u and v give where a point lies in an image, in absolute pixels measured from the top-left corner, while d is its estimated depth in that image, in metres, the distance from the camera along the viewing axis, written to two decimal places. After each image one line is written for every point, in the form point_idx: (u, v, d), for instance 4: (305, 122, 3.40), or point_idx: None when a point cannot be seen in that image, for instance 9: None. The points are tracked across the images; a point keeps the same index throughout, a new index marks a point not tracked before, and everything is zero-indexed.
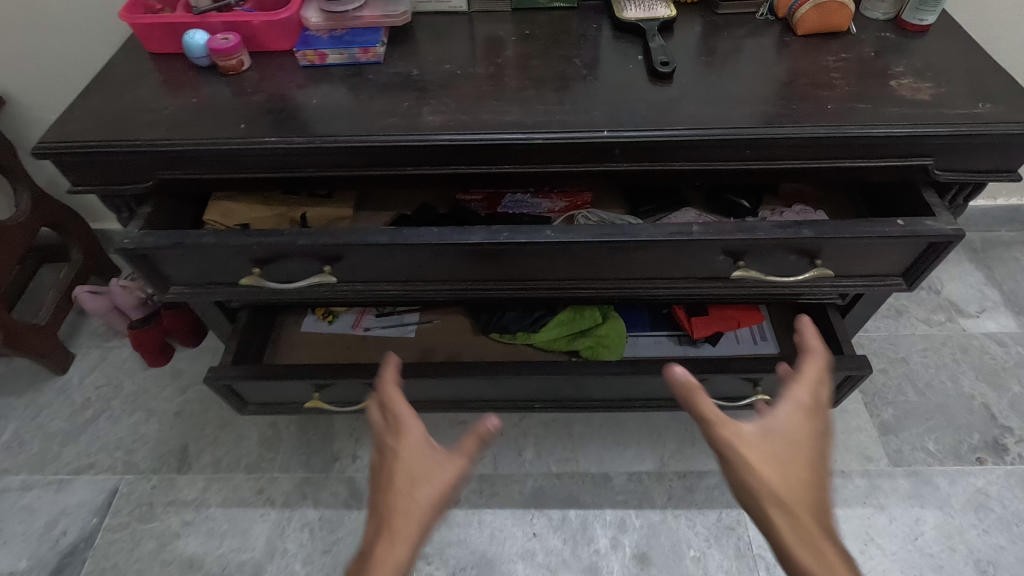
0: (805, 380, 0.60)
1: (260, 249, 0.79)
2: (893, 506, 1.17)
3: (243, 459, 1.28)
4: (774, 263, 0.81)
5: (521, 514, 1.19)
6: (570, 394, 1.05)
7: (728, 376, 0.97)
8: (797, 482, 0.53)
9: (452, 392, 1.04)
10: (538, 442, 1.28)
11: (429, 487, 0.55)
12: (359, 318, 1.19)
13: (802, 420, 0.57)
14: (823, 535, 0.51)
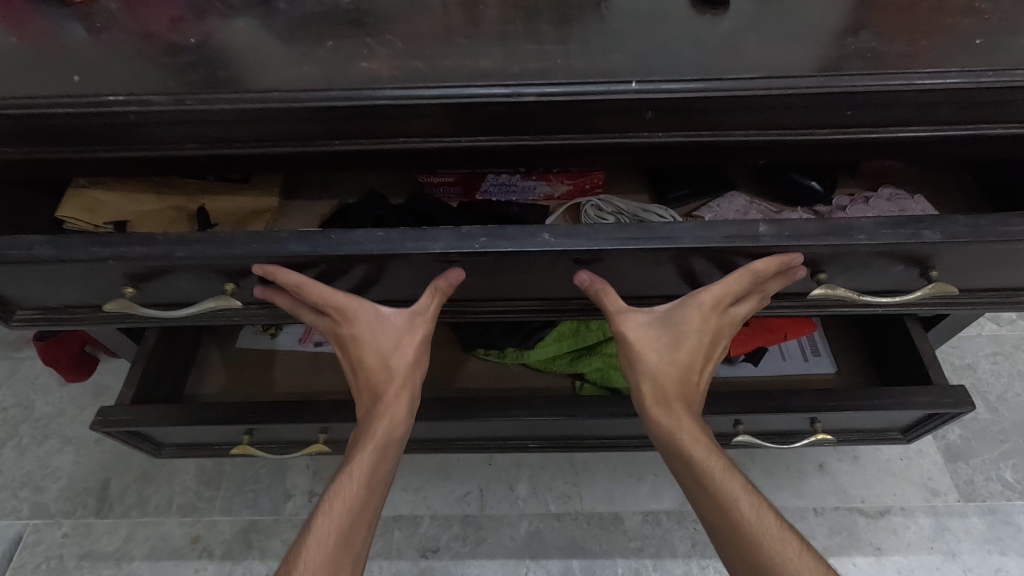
0: (722, 287, 0.54)
1: (120, 265, 0.54)
2: (967, 553, 0.96)
3: (176, 498, 1.06)
4: (866, 273, 0.57)
5: (513, 567, 0.97)
6: (574, 432, 0.82)
7: (781, 413, 0.74)
8: (677, 364, 0.57)
9: (421, 431, 0.81)
10: (533, 473, 1.05)
11: (402, 354, 0.58)
12: (308, 330, 0.93)
13: (704, 319, 0.55)
14: (685, 406, 0.57)
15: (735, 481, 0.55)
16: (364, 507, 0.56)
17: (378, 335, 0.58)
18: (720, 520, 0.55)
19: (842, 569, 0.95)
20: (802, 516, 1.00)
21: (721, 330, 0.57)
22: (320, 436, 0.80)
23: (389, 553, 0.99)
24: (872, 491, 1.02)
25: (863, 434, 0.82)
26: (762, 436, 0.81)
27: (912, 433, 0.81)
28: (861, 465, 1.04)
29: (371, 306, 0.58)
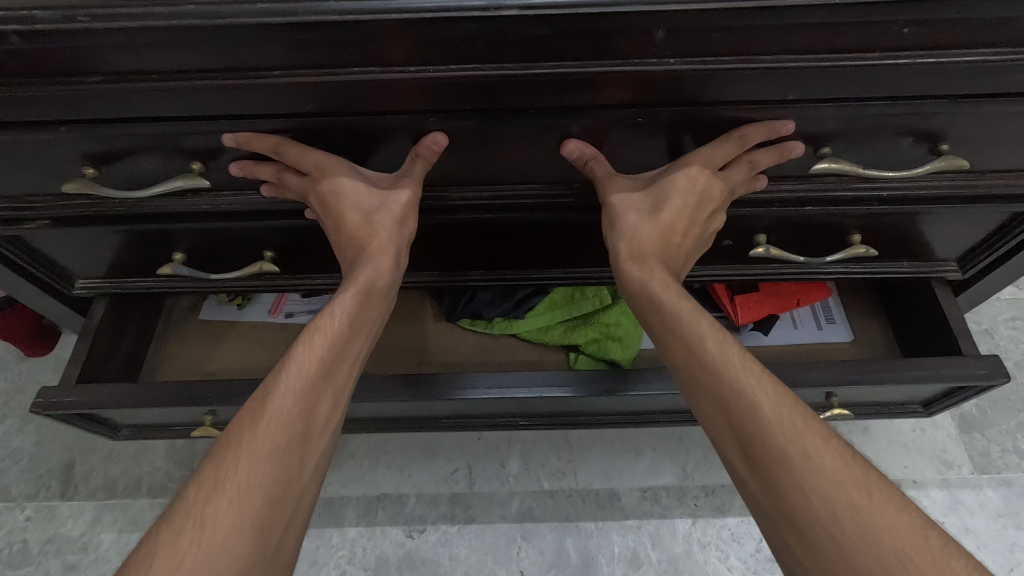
0: (710, 151, 0.50)
1: (74, 133, 0.50)
2: (980, 527, 0.91)
3: (145, 478, 0.99)
4: (874, 149, 0.53)
5: (505, 546, 0.92)
6: (569, 409, 0.75)
7: (795, 388, 0.67)
8: (661, 231, 0.51)
9: (400, 409, 0.74)
10: (525, 450, 0.99)
11: (388, 215, 0.52)
12: (278, 300, 0.88)
13: (691, 182, 0.51)
14: (662, 263, 0.51)
15: (701, 318, 0.47)
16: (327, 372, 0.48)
17: (363, 197, 0.52)
18: (691, 366, 0.46)
19: None
20: None
21: (709, 203, 0.52)
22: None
23: (373, 534, 0.94)
24: (882, 464, 0.97)
25: (882, 408, 0.76)
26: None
27: (933, 406, 0.74)
28: (871, 437, 0.99)
29: (352, 168, 0.52)
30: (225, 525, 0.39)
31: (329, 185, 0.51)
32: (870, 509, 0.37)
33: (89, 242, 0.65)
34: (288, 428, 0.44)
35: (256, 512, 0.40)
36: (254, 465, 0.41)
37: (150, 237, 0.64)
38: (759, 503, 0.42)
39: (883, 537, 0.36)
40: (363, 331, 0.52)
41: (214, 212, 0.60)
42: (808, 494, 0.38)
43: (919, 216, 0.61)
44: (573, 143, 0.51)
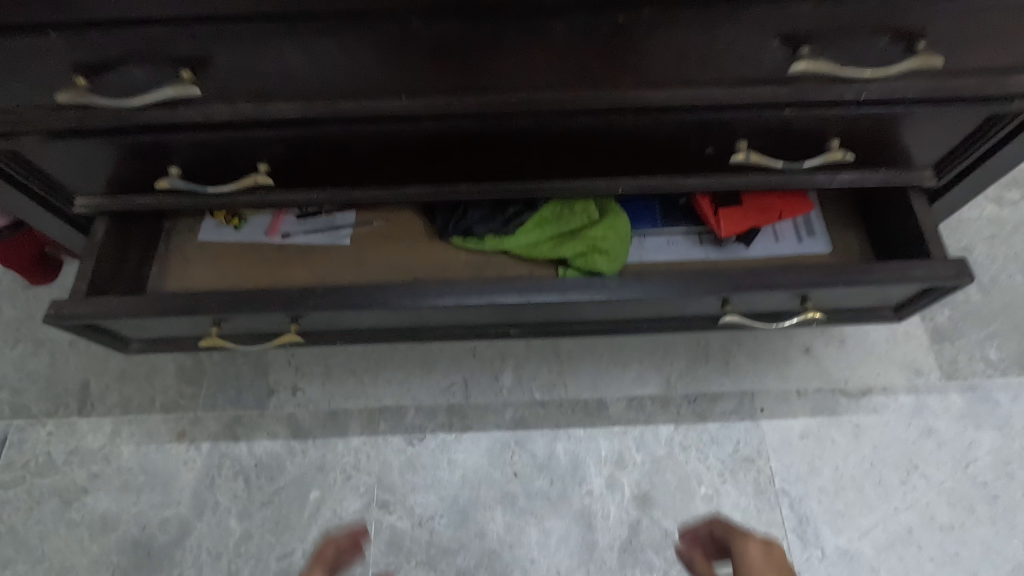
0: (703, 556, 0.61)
1: (64, 40, 0.51)
2: (942, 428, 0.98)
3: (158, 396, 1.05)
4: (851, 49, 0.54)
5: (499, 451, 0.98)
6: (557, 317, 0.79)
7: (771, 292, 0.71)
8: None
9: (397, 320, 0.78)
10: (518, 365, 1.04)
11: None
12: (275, 221, 0.90)
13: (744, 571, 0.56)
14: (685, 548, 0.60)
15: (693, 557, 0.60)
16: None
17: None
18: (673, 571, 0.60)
19: (820, 445, 0.97)
20: (785, 399, 1.01)
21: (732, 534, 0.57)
22: (291, 326, 0.77)
23: (376, 442, 1.00)
24: (855, 372, 1.02)
25: (854, 314, 0.80)
26: (752, 319, 0.78)
27: (903, 311, 0.78)
28: (846, 348, 1.04)
29: None
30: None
31: None
32: None
33: (86, 157, 0.66)
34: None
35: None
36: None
37: (145, 151, 0.65)
38: None
39: None
40: None
41: (205, 122, 0.61)
42: None
43: (897, 119, 0.63)
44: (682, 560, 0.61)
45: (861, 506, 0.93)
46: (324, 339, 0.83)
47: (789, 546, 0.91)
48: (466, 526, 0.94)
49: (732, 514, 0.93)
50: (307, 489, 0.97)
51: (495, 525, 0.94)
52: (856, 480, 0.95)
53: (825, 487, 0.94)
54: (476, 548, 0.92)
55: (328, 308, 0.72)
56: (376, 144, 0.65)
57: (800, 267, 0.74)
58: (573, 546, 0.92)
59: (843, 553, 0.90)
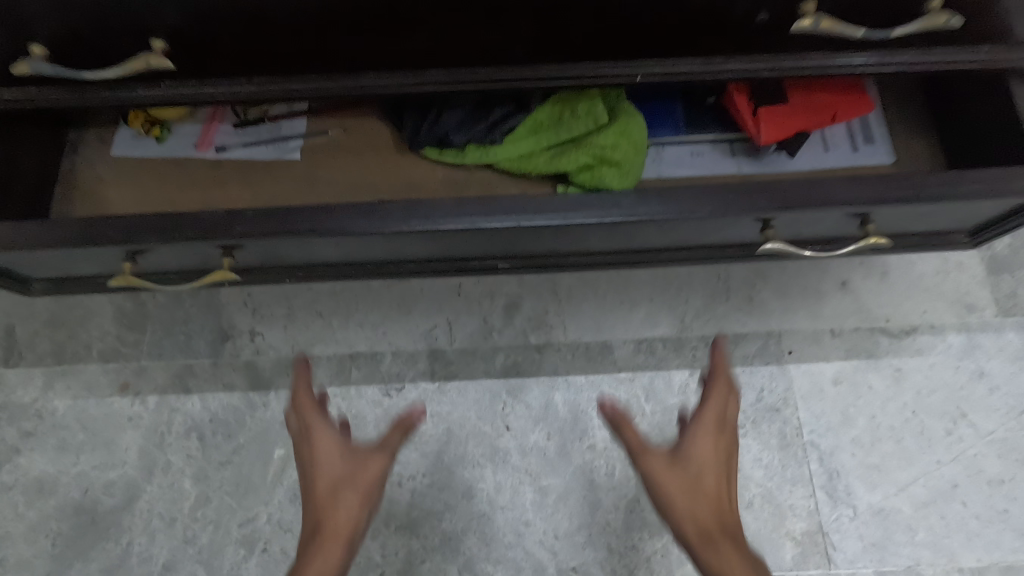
0: (715, 395, 0.59)
1: None
2: (996, 371, 0.85)
3: (95, 343, 0.91)
4: None
5: (489, 402, 0.86)
6: (556, 246, 0.64)
7: (827, 212, 0.56)
8: (699, 491, 0.53)
9: (357, 251, 0.63)
10: (510, 304, 0.90)
11: (352, 488, 0.60)
12: (207, 130, 0.73)
13: (714, 441, 0.56)
14: (730, 542, 0.51)
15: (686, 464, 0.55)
16: (316, 407, 0.65)
17: (336, 465, 0.61)
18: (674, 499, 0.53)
19: (855, 392, 0.85)
20: (817, 339, 0.88)
21: (719, 432, 0.57)
22: (223, 261, 0.62)
23: (348, 393, 0.87)
24: (898, 308, 0.89)
25: (922, 239, 0.65)
26: (797, 246, 0.64)
27: (983, 235, 0.63)
28: (889, 281, 0.90)
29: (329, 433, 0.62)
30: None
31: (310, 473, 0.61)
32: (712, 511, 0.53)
33: None
34: (301, 548, 0.56)
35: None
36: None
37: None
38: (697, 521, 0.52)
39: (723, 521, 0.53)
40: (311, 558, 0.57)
41: None
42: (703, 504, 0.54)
43: None
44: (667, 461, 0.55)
45: (899, 459, 0.82)
46: (272, 275, 0.69)
47: (817, 504, 0.81)
48: (452, 485, 0.83)
49: (753, 470, 0.82)
50: (271, 447, 0.85)
51: (485, 485, 0.83)
52: (896, 431, 0.83)
53: (859, 440, 0.83)
54: (463, 510, 0.82)
55: (262, 237, 0.56)
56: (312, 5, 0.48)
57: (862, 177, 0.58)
58: (573, 507, 0.81)
59: (877, 512, 0.80)
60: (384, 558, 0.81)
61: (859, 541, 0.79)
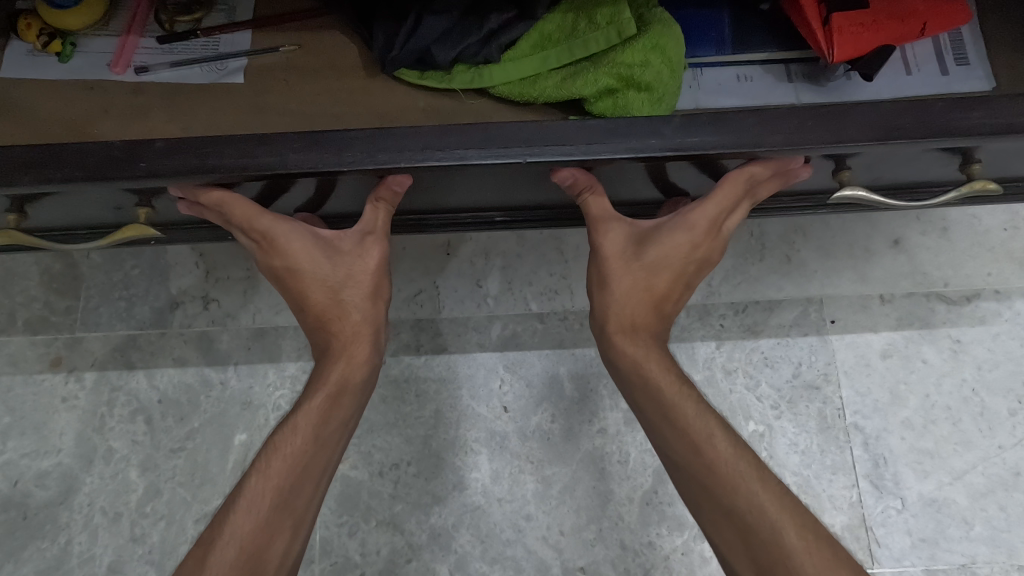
0: (716, 202, 0.48)
1: None
2: None
3: (19, 311, 0.77)
4: None
5: (483, 378, 0.74)
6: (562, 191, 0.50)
7: (925, 150, 0.43)
8: (646, 291, 0.52)
9: (310, 196, 0.49)
10: (508, 266, 0.77)
11: (355, 290, 0.53)
12: (124, 46, 0.58)
13: (691, 241, 0.51)
14: (654, 337, 0.53)
15: (684, 395, 0.50)
16: (257, 211, 0.48)
17: (322, 265, 0.52)
18: (639, 394, 0.52)
19: (906, 367, 0.74)
20: (863, 306, 0.76)
21: (697, 252, 0.53)
22: (138, 213, 0.49)
23: None
24: (958, 270, 0.76)
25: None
26: (874, 192, 0.50)
27: None
28: (950, 239, 0.77)
29: (306, 231, 0.51)
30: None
31: (288, 263, 0.52)
32: (684, 418, 0.49)
33: None
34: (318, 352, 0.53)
35: (322, 453, 0.50)
36: (274, 472, 0.48)
37: None
38: (689, 478, 0.48)
39: (709, 470, 0.47)
40: (338, 436, 0.52)
41: None
42: (701, 455, 0.48)
43: None
44: (615, 236, 0.51)
45: (955, 443, 0.71)
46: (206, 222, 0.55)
47: (860, 495, 0.71)
48: (442, 475, 0.72)
49: (788, 457, 0.72)
50: (231, 431, 0.73)
51: (480, 474, 0.71)
52: (952, 412, 0.72)
53: (910, 421, 0.72)
54: (455, 503, 0.71)
55: (176, 179, 0.42)
56: None
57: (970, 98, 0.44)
58: (581, 499, 0.71)
59: (928, 504, 0.70)
60: (364, 557, 0.70)
61: (907, 536, 0.70)
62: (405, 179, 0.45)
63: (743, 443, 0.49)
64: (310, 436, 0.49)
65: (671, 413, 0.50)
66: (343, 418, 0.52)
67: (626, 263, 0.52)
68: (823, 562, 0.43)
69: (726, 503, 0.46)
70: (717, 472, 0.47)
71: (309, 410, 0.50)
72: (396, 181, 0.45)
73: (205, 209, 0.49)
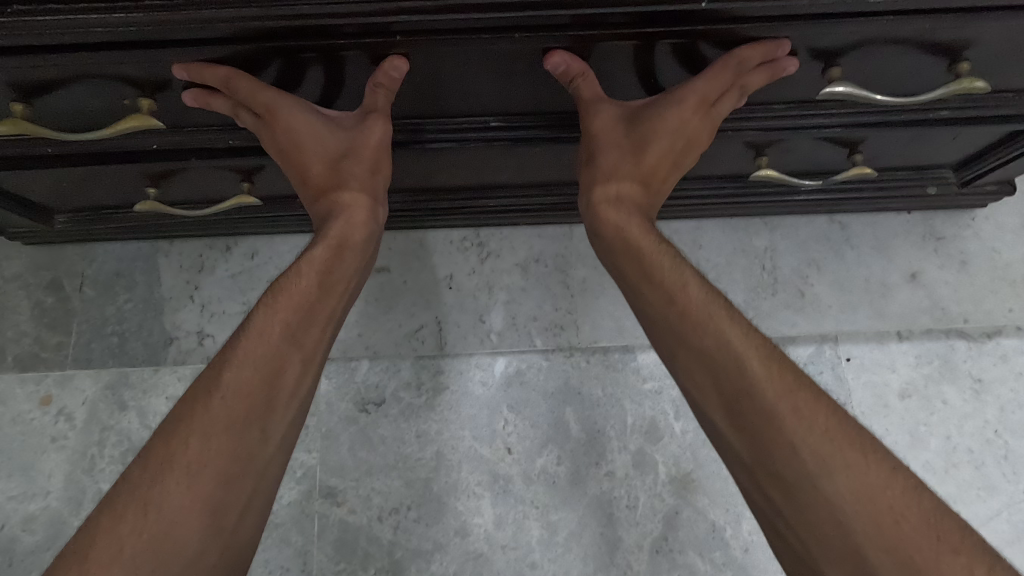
0: (709, 83, 0.45)
1: None
2: None
3: (10, 347, 0.75)
4: None
5: (486, 418, 0.72)
6: (569, 99, 0.51)
7: (911, 32, 0.43)
8: (636, 167, 0.49)
9: (321, 86, 0.48)
10: (512, 299, 0.75)
11: (355, 161, 0.50)
12: None
13: (682, 121, 0.47)
14: (641, 211, 0.49)
15: (681, 271, 0.45)
16: (251, 84, 0.45)
17: (318, 133, 0.48)
18: (624, 260, 0.47)
19: (927, 407, 0.71)
20: (880, 343, 0.73)
21: (694, 140, 0.49)
22: (141, 104, 0.48)
23: (317, 408, 0.72)
24: (979, 306, 0.74)
25: (1017, 97, 0.52)
26: (865, 89, 0.50)
27: None
28: (969, 273, 0.75)
29: (303, 103, 0.48)
30: (175, 513, 0.38)
31: (279, 132, 0.48)
32: (673, 287, 0.44)
33: None
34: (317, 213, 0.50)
35: (322, 305, 0.47)
36: (280, 307, 0.44)
37: None
38: (677, 351, 0.44)
39: (702, 343, 0.42)
40: (336, 297, 0.48)
41: None
42: (688, 331, 0.43)
43: None
44: (608, 114, 0.48)
45: (979, 489, 0.68)
46: (208, 138, 0.54)
47: None
48: (444, 521, 0.69)
49: None
50: None
51: (482, 519, 0.69)
52: (975, 456, 0.69)
53: (931, 465, 0.69)
54: (456, 549, 0.68)
55: None
56: None
57: (956, 38, 0.44)
58: (588, 546, 0.68)
59: None
60: None
61: None
62: (401, 62, 0.44)
63: (750, 327, 0.43)
64: (314, 281, 0.46)
65: (656, 276, 0.45)
66: (344, 275, 0.49)
67: (619, 140, 0.48)
68: (824, 439, 0.38)
69: (719, 376, 0.41)
70: (710, 341, 0.42)
71: (288, 290, 0.45)
72: (393, 66, 0.44)
73: (213, 98, 0.47)
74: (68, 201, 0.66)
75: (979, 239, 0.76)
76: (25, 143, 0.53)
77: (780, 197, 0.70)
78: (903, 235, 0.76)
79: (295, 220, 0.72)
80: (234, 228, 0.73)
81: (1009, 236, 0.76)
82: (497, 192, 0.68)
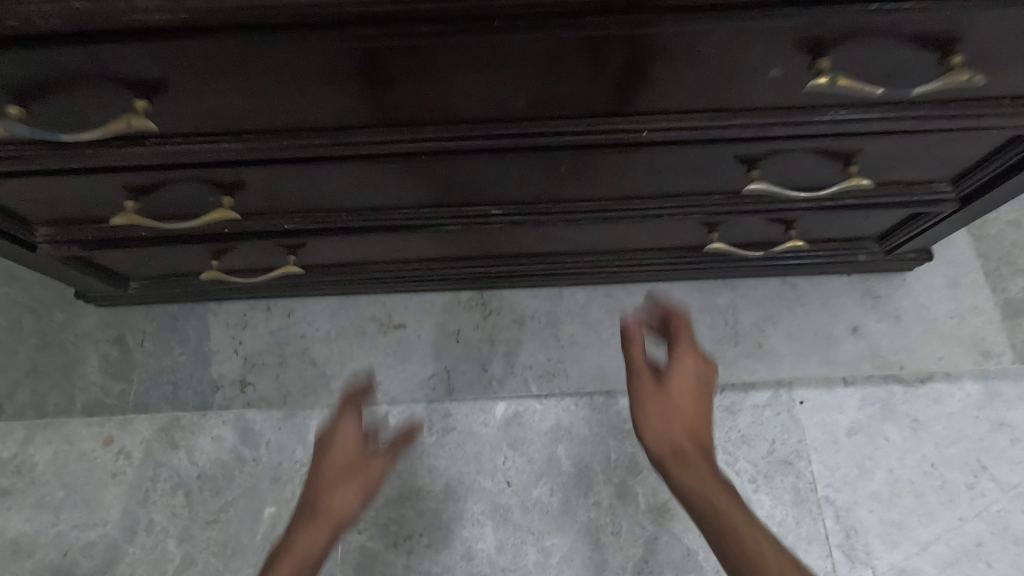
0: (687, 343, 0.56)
1: None
2: (1017, 421, 0.82)
3: (79, 394, 0.87)
4: None
5: (488, 455, 0.82)
6: (553, 193, 0.65)
7: (807, 148, 0.58)
8: (671, 411, 0.51)
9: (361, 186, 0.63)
10: (510, 351, 0.87)
11: (353, 459, 0.62)
12: None
13: (688, 372, 0.54)
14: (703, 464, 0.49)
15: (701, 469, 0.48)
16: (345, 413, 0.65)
17: (344, 451, 0.62)
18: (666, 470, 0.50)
19: (871, 443, 0.82)
20: (829, 387, 0.85)
21: (705, 382, 0.54)
22: (223, 200, 0.62)
23: None
24: (913, 355, 0.86)
25: (902, 191, 0.66)
26: (780, 187, 0.64)
27: (965, 182, 0.65)
28: (903, 326, 0.87)
29: (348, 428, 0.64)
30: None
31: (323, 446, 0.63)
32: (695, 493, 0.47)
33: None
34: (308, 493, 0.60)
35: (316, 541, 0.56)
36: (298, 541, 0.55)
37: None
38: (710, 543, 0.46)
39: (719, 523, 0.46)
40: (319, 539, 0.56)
41: (33, 34, 0.41)
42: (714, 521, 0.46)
43: None
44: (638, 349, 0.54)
45: (919, 515, 0.78)
46: (268, 223, 0.68)
47: (835, 564, 0.77)
48: (451, 546, 0.79)
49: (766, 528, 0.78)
50: (261, 503, 0.81)
51: (485, 544, 0.78)
52: (915, 486, 0.79)
53: (877, 494, 0.79)
54: (462, 572, 0.78)
55: None
56: (304, 69, 0.46)
57: (842, 151, 0.59)
58: (577, 568, 0.77)
59: (899, 573, 0.76)
60: None
61: None
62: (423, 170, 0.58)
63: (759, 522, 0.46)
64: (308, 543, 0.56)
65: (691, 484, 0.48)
66: (336, 513, 0.58)
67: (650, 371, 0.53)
68: None
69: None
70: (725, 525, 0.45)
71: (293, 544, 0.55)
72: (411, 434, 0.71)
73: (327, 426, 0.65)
74: (143, 270, 0.80)
75: (910, 297, 0.89)
76: (126, 228, 0.67)
77: (735, 263, 0.83)
78: (845, 294, 0.89)
79: (327, 285, 0.85)
80: (276, 291, 0.87)
81: (936, 294, 0.88)
82: (498, 262, 0.82)
